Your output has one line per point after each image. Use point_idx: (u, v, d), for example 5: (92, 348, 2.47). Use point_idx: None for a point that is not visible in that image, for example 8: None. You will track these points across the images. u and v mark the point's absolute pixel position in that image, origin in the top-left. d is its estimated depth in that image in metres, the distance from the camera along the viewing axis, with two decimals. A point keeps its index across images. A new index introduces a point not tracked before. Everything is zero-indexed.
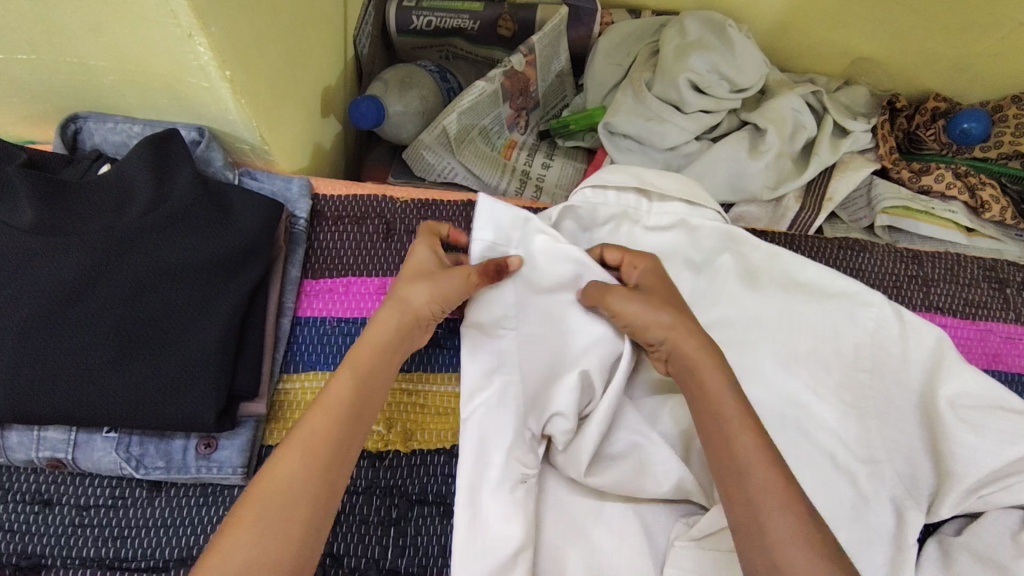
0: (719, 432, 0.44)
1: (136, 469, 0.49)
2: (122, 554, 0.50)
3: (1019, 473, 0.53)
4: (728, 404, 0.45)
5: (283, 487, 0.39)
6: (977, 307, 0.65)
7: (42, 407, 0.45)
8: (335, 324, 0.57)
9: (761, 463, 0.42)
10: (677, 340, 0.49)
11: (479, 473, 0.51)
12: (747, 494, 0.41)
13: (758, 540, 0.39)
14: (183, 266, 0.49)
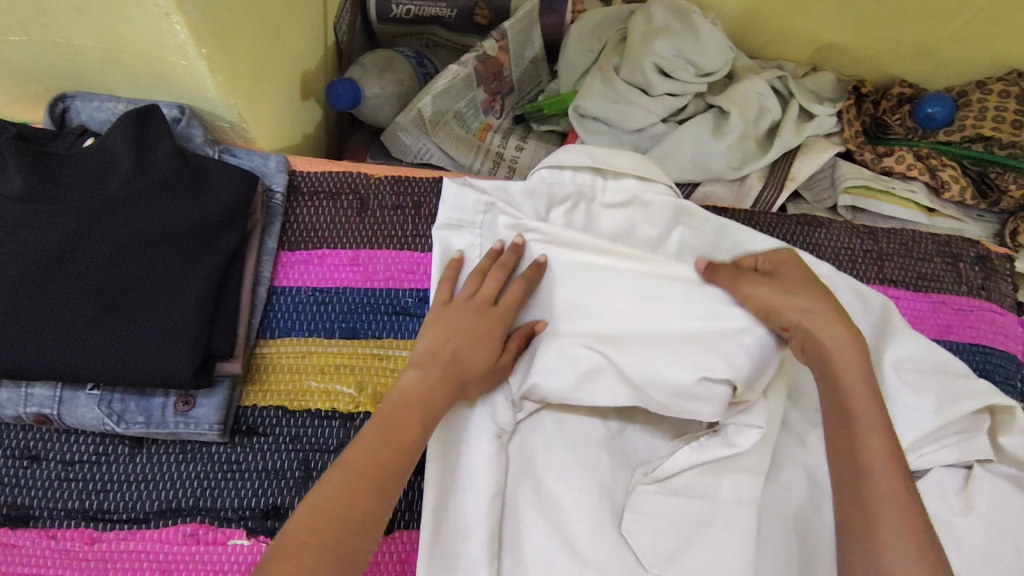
0: (850, 439, 0.47)
1: (117, 424, 0.52)
2: (105, 507, 0.53)
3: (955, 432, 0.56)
4: (869, 416, 0.47)
5: (368, 457, 0.46)
6: (930, 280, 0.68)
7: (27, 363, 0.48)
8: (309, 293, 0.61)
9: (888, 474, 0.44)
10: (834, 342, 0.49)
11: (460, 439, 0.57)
12: (868, 496, 0.44)
13: (861, 541, 0.43)
14: (162, 232, 0.52)
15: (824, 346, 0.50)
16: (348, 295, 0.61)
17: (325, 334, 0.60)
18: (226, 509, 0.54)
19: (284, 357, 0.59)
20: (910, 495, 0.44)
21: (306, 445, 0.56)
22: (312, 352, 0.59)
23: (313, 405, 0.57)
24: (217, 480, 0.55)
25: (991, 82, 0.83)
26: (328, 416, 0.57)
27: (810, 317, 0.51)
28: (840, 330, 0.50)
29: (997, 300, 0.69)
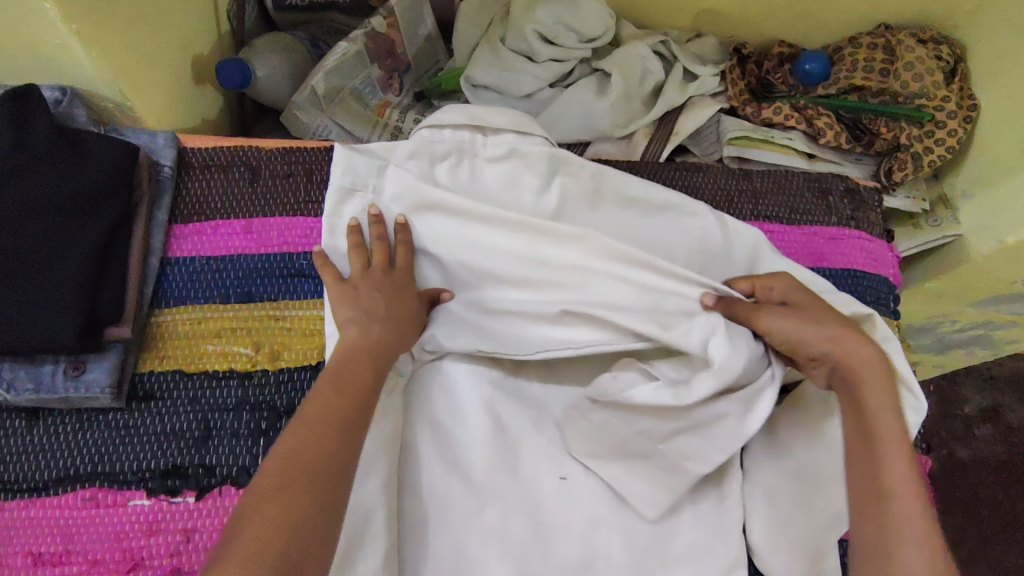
0: (869, 453, 0.48)
1: (7, 391, 0.53)
2: (3, 478, 0.54)
3: None
4: (885, 430, 0.48)
5: (313, 442, 0.45)
6: (803, 214, 0.73)
7: None
8: (203, 262, 0.62)
9: (904, 496, 0.46)
10: (841, 349, 0.50)
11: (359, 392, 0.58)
12: (880, 513, 0.46)
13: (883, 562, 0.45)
14: (38, 203, 0.53)
15: (830, 344, 0.50)
16: (242, 262, 0.63)
17: (221, 300, 0.61)
18: (126, 472, 0.55)
19: (178, 325, 0.60)
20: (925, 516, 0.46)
21: (205, 406, 0.58)
22: (207, 318, 0.60)
23: (210, 367, 0.59)
24: (116, 445, 0.56)
25: (861, 37, 0.89)
26: (226, 377, 0.59)
27: (834, 355, 0.50)
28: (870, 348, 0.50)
29: (865, 229, 0.74)
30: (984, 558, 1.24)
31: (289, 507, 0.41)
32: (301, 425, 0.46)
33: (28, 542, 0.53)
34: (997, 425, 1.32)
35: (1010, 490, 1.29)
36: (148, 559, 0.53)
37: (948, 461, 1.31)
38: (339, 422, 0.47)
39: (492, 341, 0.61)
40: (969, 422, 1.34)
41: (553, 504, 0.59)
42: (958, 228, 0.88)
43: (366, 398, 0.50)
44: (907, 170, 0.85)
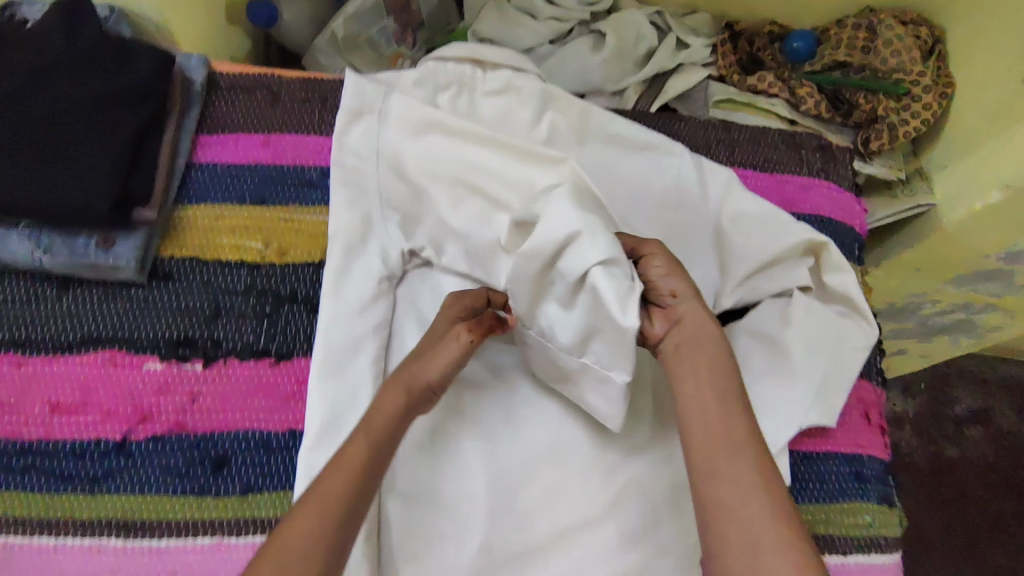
0: (709, 454, 0.50)
1: (44, 254, 0.60)
2: (31, 337, 0.61)
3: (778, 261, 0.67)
4: (722, 429, 0.50)
5: (333, 498, 0.48)
6: (775, 163, 0.79)
7: None
8: (224, 168, 0.69)
9: (755, 495, 0.47)
10: (682, 346, 0.54)
11: (351, 281, 0.64)
12: (734, 522, 0.47)
13: (733, 525, 0.47)
14: (84, 95, 0.60)
15: (676, 335, 0.54)
16: (258, 170, 0.70)
17: (237, 202, 0.68)
18: (143, 339, 0.62)
19: (198, 219, 0.67)
20: (779, 512, 0.47)
21: (218, 289, 0.64)
22: (223, 215, 0.67)
23: (223, 257, 0.66)
24: (136, 315, 0.62)
25: (847, 19, 0.94)
26: (237, 266, 0.65)
27: (695, 304, 0.54)
28: (703, 334, 0.54)
29: (834, 180, 0.79)
30: (965, 551, 1.26)
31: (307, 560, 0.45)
32: (322, 489, 0.48)
33: (48, 394, 0.59)
34: (986, 428, 1.37)
35: (995, 488, 1.31)
36: (157, 415, 0.59)
37: (934, 456, 1.34)
38: (361, 467, 0.50)
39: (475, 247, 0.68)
40: (957, 420, 1.37)
41: (525, 401, 0.64)
42: (932, 198, 0.93)
43: (369, 452, 0.51)
44: (883, 139, 0.91)
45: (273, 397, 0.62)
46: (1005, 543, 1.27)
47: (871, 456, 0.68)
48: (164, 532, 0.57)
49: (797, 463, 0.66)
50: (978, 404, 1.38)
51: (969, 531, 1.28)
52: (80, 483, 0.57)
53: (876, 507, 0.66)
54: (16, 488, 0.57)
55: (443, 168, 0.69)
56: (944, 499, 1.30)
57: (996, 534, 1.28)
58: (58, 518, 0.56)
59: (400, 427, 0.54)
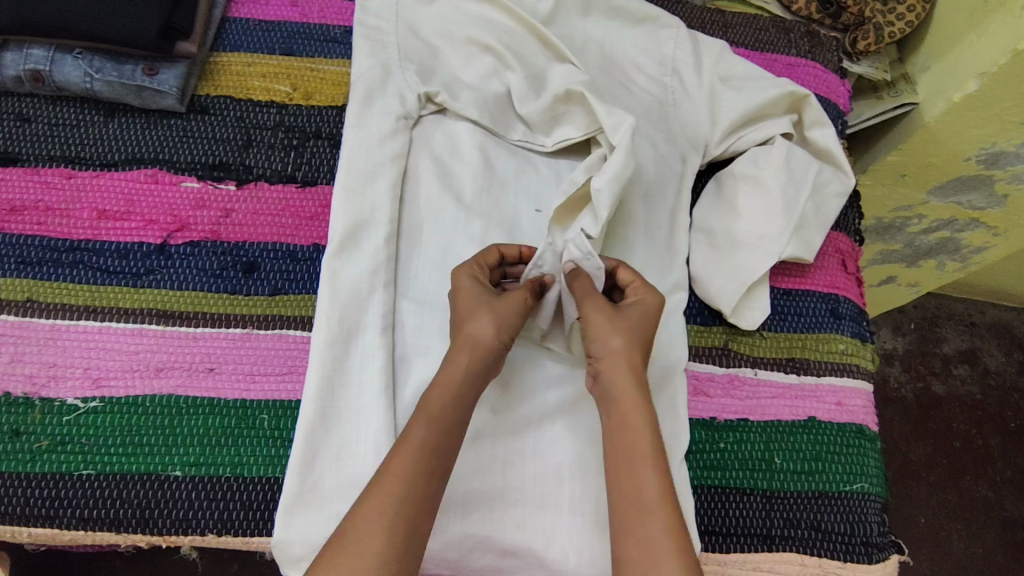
0: (627, 464, 0.53)
1: (96, 78, 0.66)
2: (81, 155, 0.67)
3: (763, 117, 0.73)
4: (643, 438, 0.53)
5: (401, 483, 0.49)
6: (766, 44, 0.84)
7: (33, 14, 0.64)
8: (256, 23, 0.75)
9: (658, 507, 0.50)
10: (609, 364, 0.56)
11: (371, 117, 0.70)
12: (640, 530, 0.50)
13: (634, 540, 0.50)
14: None
15: (603, 355, 0.56)
16: (288, 26, 0.76)
17: (267, 52, 0.74)
18: (181, 162, 0.68)
19: (232, 64, 0.73)
20: (678, 529, 0.50)
21: (249, 124, 0.70)
22: (256, 63, 0.73)
23: (255, 97, 0.72)
24: (175, 141, 0.68)
25: None
26: (267, 105, 0.71)
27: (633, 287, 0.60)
28: (632, 348, 0.56)
29: (820, 62, 0.85)
30: (949, 480, 1.30)
31: (367, 545, 0.47)
32: (383, 476, 0.50)
33: (95, 203, 0.65)
34: (974, 367, 1.41)
35: (980, 424, 1.35)
36: (194, 225, 0.65)
37: (922, 392, 1.38)
38: (420, 447, 0.51)
39: (485, 99, 0.74)
40: (945, 358, 1.42)
41: (530, 230, 0.70)
42: (914, 98, 0.98)
43: (427, 434, 0.52)
44: (868, 39, 0.96)
45: (298, 218, 0.67)
46: (990, 476, 1.31)
47: (847, 297, 0.72)
48: (198, 322, 0.62)
49: (777, 299, 0.71)
50: (965, 344, 1.43)
51: (954, 462, 1.32)
52: (123, 277, 0.63)
53: (852, 341, 0.69)
54: (64, 278, 0.62)
55: (458, 31, 0.76)
56: (930, 432, 1.34)
57: (981, 466, 1.32)
58: (102, 304, 0.61)
59: (458, 397, 0.54)
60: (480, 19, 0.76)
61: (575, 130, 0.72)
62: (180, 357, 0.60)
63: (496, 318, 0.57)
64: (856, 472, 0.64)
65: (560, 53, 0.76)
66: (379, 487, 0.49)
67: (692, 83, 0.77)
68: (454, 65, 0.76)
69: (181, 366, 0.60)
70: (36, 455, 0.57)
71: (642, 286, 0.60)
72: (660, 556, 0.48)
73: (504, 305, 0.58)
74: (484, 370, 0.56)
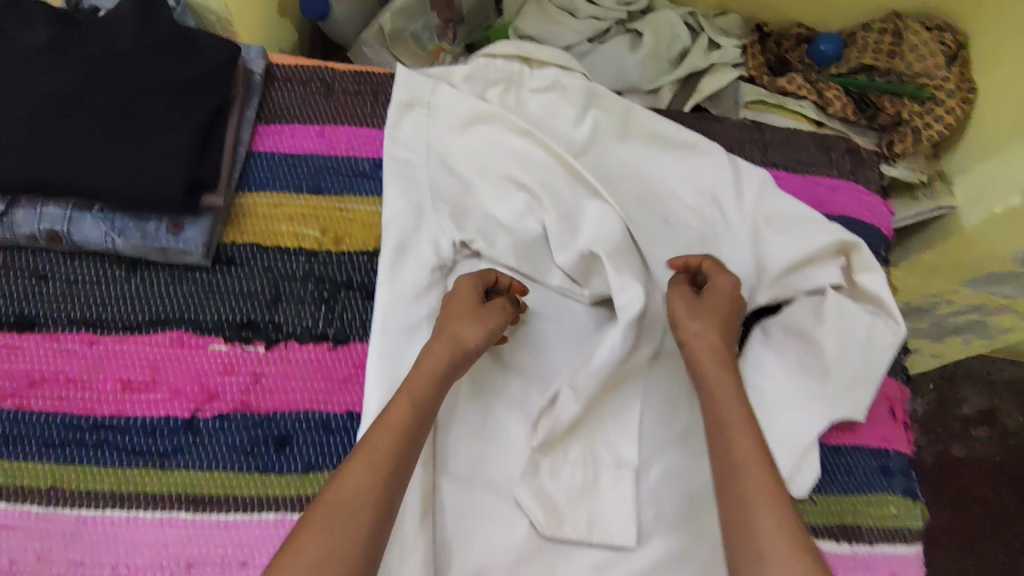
0: (720, 438, 0.55)
1: (119, 239, 0.63)
2: (103, 317, 0.63)
3: (814, 263, 0.70)
4: (723, 408, 0.56)
5: (385, 450, 0.51)
6: (808, 165, 0.81)
7: (54, 176, 0.60)
8: (281, 157, 0.71)
9: (751, 460, 0.52)
10: (699, 351, 0.61)
11: (404, 271, 0.67)
12: (742, 496, 0.50)
13: (738, 526, 0.49)
14: (159, 82, 0.62)
15: (692, 348, 0.62)
16: (315, 160, 0.72)
17: (294, 190, 0.70)
18: (207, 322, 0.64)
19: (258, 205, 0.69)
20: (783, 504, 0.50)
21: (277, 275, 0.67)
22: (282, 204, 0.69)
23: (283, 244, 0.68)
24: (200, 298, 0.65)
25: (872, 23, 0.99)
26: (296, 252, 0.68)
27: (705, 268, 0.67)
28: (711, 330, 0.62)
29: (862, 183, 0.82)
30: None
31: (358, 519, 0.47)
32: (368, 449, 0.51)
33: (119, 373, 0.62)
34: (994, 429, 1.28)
35: None
36: (222, 395, 0.62)
37: None
38: (404, 429, 0.53)
39: (521, 242, 0.70)
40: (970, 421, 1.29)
41: None
42: (953, 201, 0.96)
43: (410, 415, 0.54)
44: (906, 142, 0.94)
45: (331, 381, 0.64)
46: None
47: (897, 450, 0.70)
48: (229, 508, 0.58)
49: (827, 455, 0.69)
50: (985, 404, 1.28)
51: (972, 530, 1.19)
52: (150, 457, 0.59)
53: (902, 501, 0.68)
54: (88, 462, 0.59)
55: (492, 164, 0.73)
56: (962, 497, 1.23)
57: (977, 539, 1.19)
58: (129, 491, 0.58)
59: (438, 388, 0.57)
60: (515, 150, 0.73)
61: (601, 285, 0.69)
62: (211, 550, 0.57)
63: (483, 327, 0.61)
64: None
65: (594, 188, 0.71)
66: (363, 459, 0.50)
67: (735, 219, 0.73)
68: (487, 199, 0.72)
69: (212, 562, 0.57)
70: None
71: (715, 270, 0.66)
72: (767, 528, 0.48)
73: (492, 316, 0.62)
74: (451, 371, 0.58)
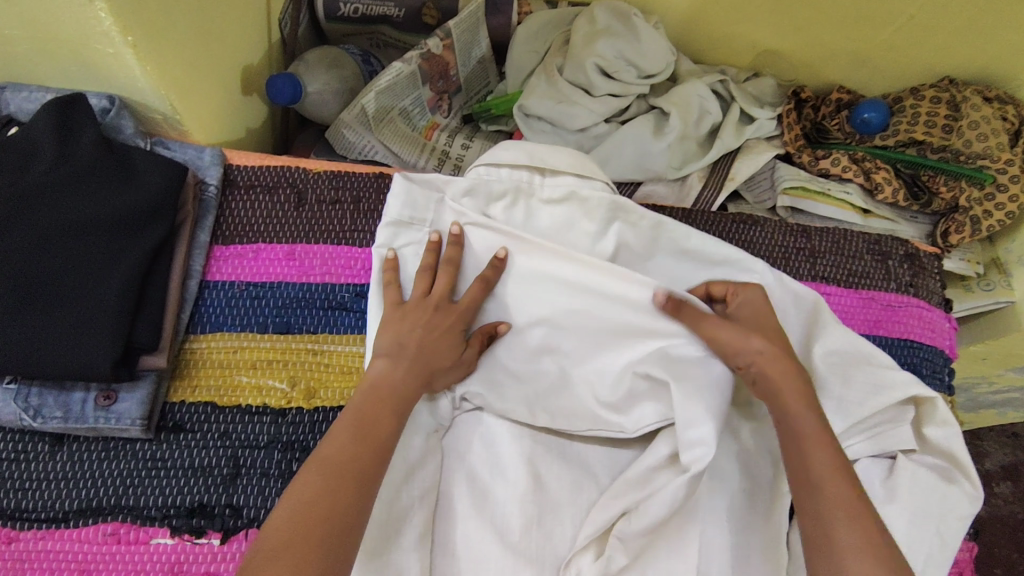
0: (792, 444, 0.48)
1: (35, 419, 0.51)
2: (23, 505, 0.52)
3: (879, 415, 0.59)
4: (802, 410, 0.48)
5: (342, 461, 0.46)
6: (861, 277, 0.70)
7: None
8: (242, 287, 0.60)
9: (836, 476, 0.46)
10: (766, 366, 0.50)
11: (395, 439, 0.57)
12: (817, 501, 0.45)
13: (826, 553, 0.44)
14: (84, 223, 0.51)
15: (753, 361, 0.50)
16: (283, 290, 0.60)
17: (258, 329, 0.59)
18: (149, 508, 0.53)
19: (214, 353, 0.58)
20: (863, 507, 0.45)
21: (236, 443, 0.55)
22: (244, 347, 0.58)
23: (243, 402, 0.56)
24: (141, 478, 0.53)
25: (924, 88, 0.87)
26: (259, 412, 0.56)
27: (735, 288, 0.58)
28: (772, 345, 0.51)
29: (924, 297, 0.71)
30: None
31: (336, 529, 0.43)
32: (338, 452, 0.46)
33: None
34: (1017, 484, 1.17)
35: None
36: None
37: None
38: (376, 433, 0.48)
39: (534, 390, 0.60)
40: (987, 475, 1.17)
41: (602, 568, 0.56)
42: (1011, 295, 0.85)
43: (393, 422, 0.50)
44: (964, 233, 0.82)
45: None
46: None
47: None
48: None
49: None
50: (1007, 459, 1.18)
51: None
52: None
53: None
54: None
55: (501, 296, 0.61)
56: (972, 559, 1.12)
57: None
58: None
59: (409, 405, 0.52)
60: (530, 281, 0.60)
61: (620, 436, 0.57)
62: None
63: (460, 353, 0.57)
64: None
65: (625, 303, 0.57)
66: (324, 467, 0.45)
67: None
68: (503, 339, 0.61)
69: None
70: None
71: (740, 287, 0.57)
72: (854, 555, 0.43)
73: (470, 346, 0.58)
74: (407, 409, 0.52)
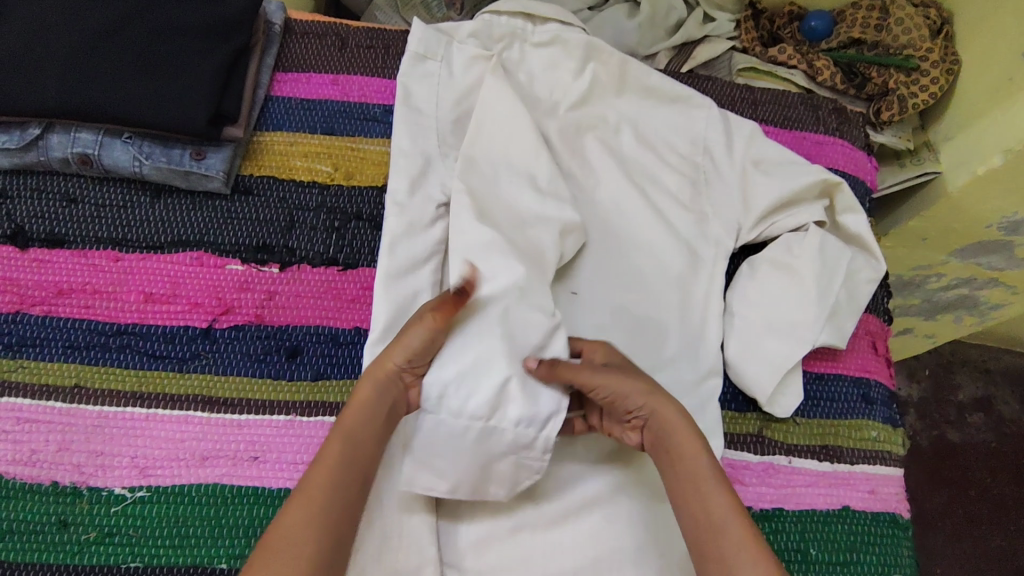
0: (689, 486, 0.53)
1: (146, 163, 0.69)
2: (127, 236, 0.68)
3: (797, 203, 0.75)
4: (697, 459, 0.54)
5: (333, 459, 0.51)
6: (794, 121, 0.86)
7: (88, 99, 0.65)
8: (296, 101, 0.77)
9: (729, 514, 0.51)
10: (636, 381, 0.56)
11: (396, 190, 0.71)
12: (721, 552, 0.50)
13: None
14: (186, 23, 0.68)
15: (644, 405, 0.56)
16: (328, 105, 0.77)
17: (309, 131, 0.76)
18: (225, 243, 0.69)
19: (274, 143, 0.74)
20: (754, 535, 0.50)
21: (292, 205, 0.71)
22: (297, 141, 0.75)
23: (298, 177, 0.73)
24: (219, 223, 0.70)
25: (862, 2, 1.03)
26: (309, 186, 0.73)
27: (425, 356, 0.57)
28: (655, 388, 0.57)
29: (848, 139, 0.86)
30: None
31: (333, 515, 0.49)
32: (320, 457, 0.52)
33: (141, 286, 0.66)
34: (988, 414, 1.27)
35: None
36: (239, 308, 0.66)
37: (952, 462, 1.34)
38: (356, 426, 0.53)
39: (518, 162, 0.73)
40: (959, 405, 1.28)
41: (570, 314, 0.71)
42: (937, 166, 0.98)
43: (363, 411, 0.54)
44: (893, 110, 0.98)
45: (341, 300, 0.68)
46: None
47: (878, 381, 0.74)
48: (243, 408, 0.63)
49: (810, 383, 0.73)
50: (978, 390, 1.29)
51: (965, 507, 1.18)
52: (169, 362, 0.64)
53: (883, 426, 0.72)
54: (113, 364, 0.63)
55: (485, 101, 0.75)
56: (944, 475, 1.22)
57: (966, 514, 1.17)
58: (149, 392, 0.63)
59: (370, 416, 0.54)
60: (503, 95, 0.75)
61: (553, 236, 0.69)
62: (225, 445, 0.61)
63: (408, 349, 0.56)
64: (889, 562, 0.66)
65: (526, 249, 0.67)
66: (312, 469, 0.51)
67: (725, 166, 0.77)
68: (497, 133, 0.74)
69: (226, 456, 0.61)
70: (84, 547, 0.57)
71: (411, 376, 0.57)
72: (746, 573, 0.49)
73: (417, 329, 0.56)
74: (385, 400, 0.56)
